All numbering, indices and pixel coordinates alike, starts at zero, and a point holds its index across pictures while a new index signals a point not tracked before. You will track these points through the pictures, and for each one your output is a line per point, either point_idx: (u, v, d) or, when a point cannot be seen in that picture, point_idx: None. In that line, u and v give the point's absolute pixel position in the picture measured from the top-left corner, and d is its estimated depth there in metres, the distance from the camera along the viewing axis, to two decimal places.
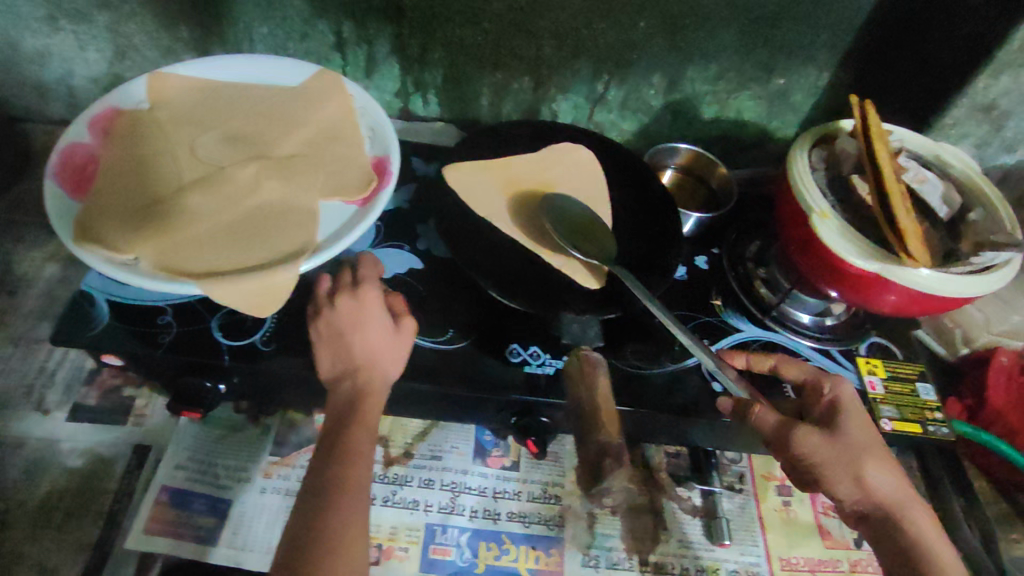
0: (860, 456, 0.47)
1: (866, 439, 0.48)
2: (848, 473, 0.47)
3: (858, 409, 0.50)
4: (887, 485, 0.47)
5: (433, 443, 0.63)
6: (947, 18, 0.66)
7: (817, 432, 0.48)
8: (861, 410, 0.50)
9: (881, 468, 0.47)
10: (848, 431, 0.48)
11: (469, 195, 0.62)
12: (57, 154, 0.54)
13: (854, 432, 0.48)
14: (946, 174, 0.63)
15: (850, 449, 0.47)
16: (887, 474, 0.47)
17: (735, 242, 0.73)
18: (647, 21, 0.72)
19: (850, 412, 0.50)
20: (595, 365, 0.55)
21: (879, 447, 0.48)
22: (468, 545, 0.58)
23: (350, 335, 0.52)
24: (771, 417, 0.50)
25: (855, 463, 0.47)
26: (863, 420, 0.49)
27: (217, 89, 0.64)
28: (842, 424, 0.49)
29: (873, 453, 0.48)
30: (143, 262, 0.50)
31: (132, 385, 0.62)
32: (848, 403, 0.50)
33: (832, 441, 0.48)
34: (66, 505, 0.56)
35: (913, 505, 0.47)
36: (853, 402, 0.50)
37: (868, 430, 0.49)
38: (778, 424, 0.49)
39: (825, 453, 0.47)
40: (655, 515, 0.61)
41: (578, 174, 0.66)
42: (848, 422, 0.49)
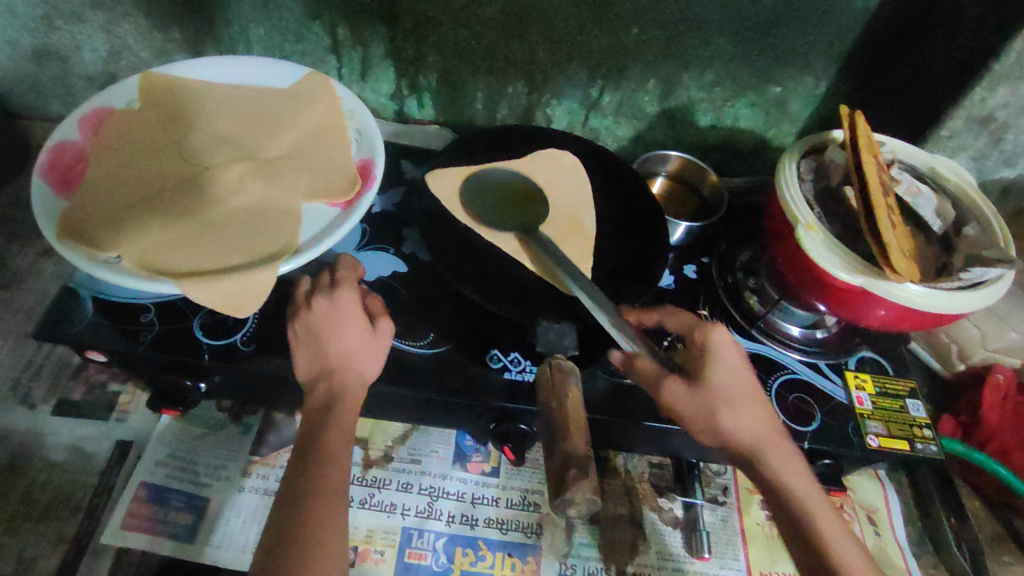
0: (717, 405, 0.48)
1: (723, 386, 0.49)
2: (707, 421, 0.48)
3: (727, 355, 0.50)
4: (747, 431, 0.48)
5: (412, 447, 0.62)
6: (944, 29, 0.65)
7: (681, 382, 0.48)
8: (732, 358, 0.50)
9: (736, 413, 0.48)
10: (711, 380, 0.49)
11: (453, 202, 0.63)
12: (46, 152, 0.55)
13: (717, 382, 0.49)
14: (939, 187, 0.62)
15: (709, 396, 0.48)
16: (744, 418, 0.49)
17: (725, 251, 0.73)
18: (641, 27, 0.71)
19: (713, 359, 0.50)
20: (566, 376, 0.49)
21: (739, 390, 0.49)
22: (444, 551, 0.57)
23: (326, 337, 0.52)
24: (654, 369, 0.50)
25: (716, 413, 0.48)
26: (730, 369, 0.50)
27: (208, 91, 0.64)
28: (706, 374, 0.49)
29: (726, 400, 0.49)
30: (125, 260, 0.51)
31: (117, 381, 0.63)
32: (716, 349, 0.50)
33: (695, 391, 0.48)
34: (47, 498, 0.57)
35: (773, 446, 0.49)
36: (726, 345, 0.51)
37: (731, 376, 0.49)
38: (655, 375, 0.50)
39: (687, 403, 0.48)
40: (634, 526, 0.61)
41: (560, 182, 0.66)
42: (709, 372, 0.49)
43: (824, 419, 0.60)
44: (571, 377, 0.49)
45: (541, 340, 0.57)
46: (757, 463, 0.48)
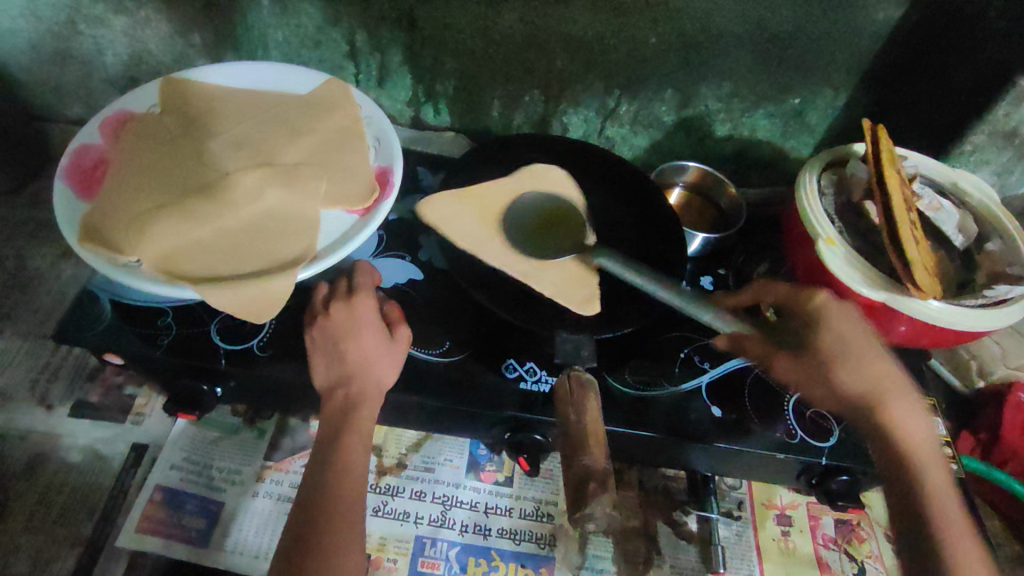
0: (831, 363, 0.49)
1: (840, 346, 0.49)
2: (819, 381, 0.50)
3: (838, 318, 0.50)
4: (862, 387, 0.49)
5: (426, 455, 0.62)
6: (969, 40, 0.64)
7: (784, 352, 0.51)
8: (840, 319, 0.50)
9: (854, 371, 0.49)
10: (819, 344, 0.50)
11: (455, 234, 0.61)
12: (68, 156, 0.56)
13: (825, 345, 0.50)
14: (961, 203, 0.61)
15: (819, 359, 0.50)
16: (860, 376, 0.49)
17: (742, 263, 0.72)
18: (660, 37, 0.71)
19: (822, 323, 0.50)
20: (587, 389, 0.48)
21: (858, 350, 0.49)
22: (457, 560, 0.57)
23: (344, 343, 0.53)
24: (757, 347, 0.52)
25: (829, 372, 0.49)
26: (842, 330, 0.50)
27: (228, 96, 0.65)
28: (816, 338, 0.50)
29: (858, 358, 0.49)
30: (145, 264, 0.51)
31: (133, 384, 0.63)
32: (824, 314, 0.51)
33: (804, 355, 0.50)
34: (63, 500, 0.57)
35: (893, 401, 0.49)
36: (832, 311, 0.50)
37: (850, 338, 0.50)
38: (765, 351, 0.51)
39: (792, 369, 0.51)
40: (649, 539, 0.60)
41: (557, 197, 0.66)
42: (818, 337, 0.50)
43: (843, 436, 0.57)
44: (591, 390, 0.48)
45: (561, 351, 0.55)
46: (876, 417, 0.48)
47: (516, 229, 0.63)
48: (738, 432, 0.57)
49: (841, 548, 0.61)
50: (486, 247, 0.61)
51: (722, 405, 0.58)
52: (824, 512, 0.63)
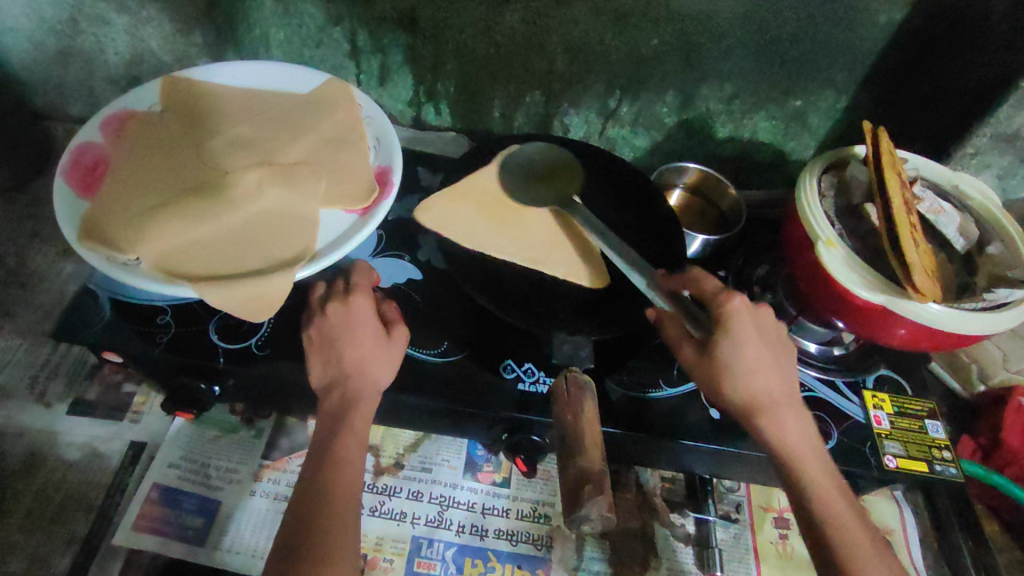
0: (723, 380, 0.47)
1: (737, 360, 0.47)
2: (709, 390, 0.49)
3: (743, 329, 0.48)
4: (755, 399, 0.48)
5: (424, 455, 0.62)
6: (974, 43, 0.64)
7: (691, 350, 0.49)
8: (746, 330, 0.48)
9: (746, 388, 0.48)
10: (718, 358, 0.47)
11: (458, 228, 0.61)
12: (69, 154, 0.56)
13: (725, 356, 0.47)
14: (963, 205, 0.61)
15: (713, 374, 0.48)
16: (757, 393, 0.48)
17: (742, 266, 0.73)
18: (661, 38, 0.71)
19: (729, 332, 0.47)
20: (583, 390, 0.49)
21: (756, 362, 0.48)
22: (454, 561, 0.57)
23: (341, 343, 0.52)
24: (676, 331, 0.50)
25: (721, 385, 0.48)
26: (745, 343, 0.47)
27: (230, 95, 0.65)
28: (716, 350, 0.47)
29: (751, 370, 0.48)
30: (144, 262, 0.51)
31: (132, 382, 0.63)
32: (731, 322, 0.48)
33: (705, 366, 0.48)
34: (60, 498, 0.57)
35: (777, 416, 0.48)
36: (739, 316, 0.48)
37: (748, 351, 0.48)
38: (677, 337, 0.50)
39: (693, 370, 0.49)
40: (646, 541, 0.60)
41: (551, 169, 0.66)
42: (721, 347, 0.47)
43: (840, 438, 0.59)
44: (587, 393, 0.49)
45: (558, 352, 0.56)
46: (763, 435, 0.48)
47: (510, 211, 0.63)
48: (736, 433, 0.56)
49: None
50: (494, 243, 0.61)
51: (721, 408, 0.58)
52: None
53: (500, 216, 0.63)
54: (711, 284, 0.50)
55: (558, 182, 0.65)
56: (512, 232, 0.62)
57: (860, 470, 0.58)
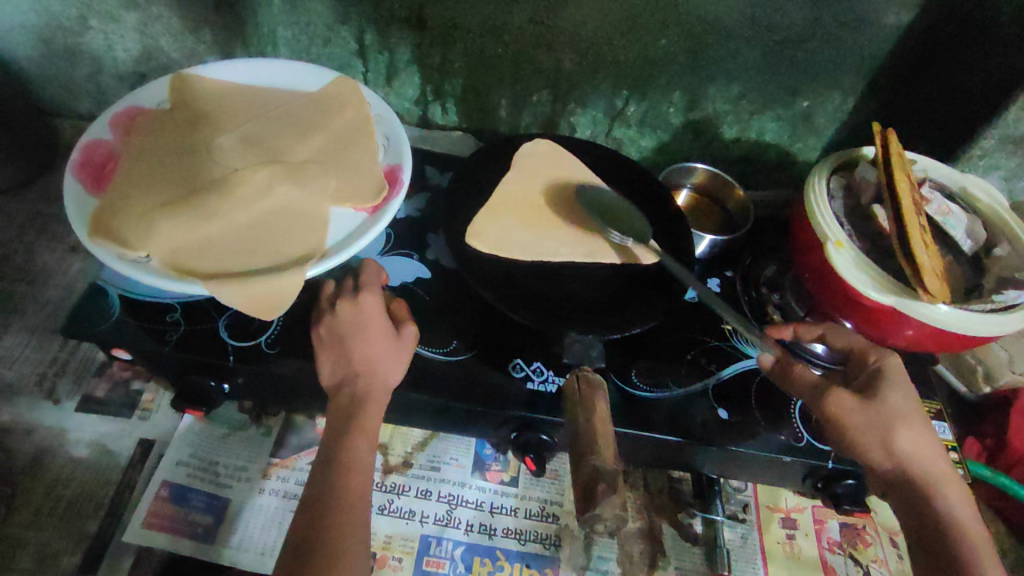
0: (895, 423, 0.48)
1: (905, 409, 0.49)
2: (878, 439, 0.48)
3: (905, 381, 0.51)
4: (917, 461, 0.48)
5: (432, 453, 0.62)
6: (980, 46, 0.64)
7: (852, 395, 0.49)
8: (908, 383, 0.51)
9: (913, 438, 0.48)
10: (887, 400, 0.49)
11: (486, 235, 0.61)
12: (79, 150, 0.56)
13: (893, 401, 0.49)
14: (970, 208, 0.62)
15: (882, 414, 0.49)
16: (919, 446, 0.48)
17: (750, 266, 0.72)
18: (669, 39, 0.71)
19: (896, 383, 0.51)
20: (595, 390, 0.49)
21: (919, 419, 0.49)
22: (462, 560, 0.57)
23: (351, 341, 0.52)
24: (814, 378, 0.51)
25: (892, 431, 0.48)
26: (908, 394, 0.50)
27: (239, 92, 0.65)
28: (885, 393, 0.50)
29: (912, 426, 0.49)
30: (154, 259, 0.51)
31: (140, 379, 0.63)
32: (895, 374, 0.51)
33: (869, 406, 0.49)
34: (70, 495, 0.57)
35: (940, 479, 0.48)
36: (898, 371, 0.52)
37: (909, 404, 0.50)
38: (818, 385, 0.51)
39: (856, 418, 0.49)
40: (654, 540, 0.60)
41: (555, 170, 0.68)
42: (889, 393, 0.49)
43: None
44: (599, 393, 0.49)
45: (569, 351, 0.58)
46: (925, 491, 0.47)
47: (542, 212, 0.64)
48: (743, 433, 0.57)
49: (845, 552, 0.61)
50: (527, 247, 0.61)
51: (728, 408, 0.58)
52: (830, 516, 0.63)
53: (521, 215, 0.64)
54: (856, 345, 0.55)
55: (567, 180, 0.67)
56: (558, 233, 0.63)
57: None
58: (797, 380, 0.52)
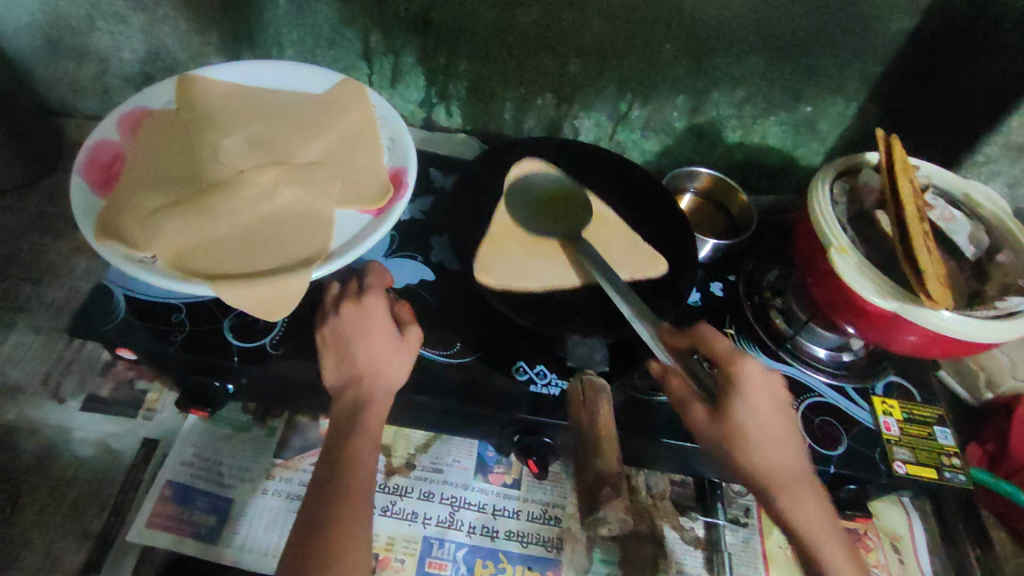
0: (740, 442, 0.46)
1: (744, 423, 0.46)
2: (718, 454, 0.47)
3: (753, 392, 0.47)
4: (766, 470, 0.46)
5: (435, 455, 0.62)
6: (984, 52, 0.64)
7: (703, 410, 0.48)
8: (756, 393, 0.47)
9: (755, 452, 0.46)
10: (729, 416, 0.47)
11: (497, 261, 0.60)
12: (85, 151, 0.56)
13: (732, 418, 0.47)
14: (974, 214, 0.62)
15: (727, 433, 0.46)
16: (766, 458, 0.46)
17: (753, 270, 0.73)
18: (673, 43, 0.71)
19: (741, 393, 0.47)
20: (599, 394, 0.49)
21: (772, 431, 0.47)
22: (465, 561, 0.57)
23: (356, 342, 0.53)
24: (684, 391, 0.50)
25: (727, 449, 0.46)
26: (754, 404, 0.47)
27: (245, 94, 0.65)
28: (727, 408, 0.47)
29: (755, 439, 0.46)
30: (159, 260, 0.51)
31: (145, 379, 0.63)
32: (745, 384, 0.47)
33: (714, 423, 0.47)
34: (74, 494, 0.57)
35: (785, 485, 0.46)
36: (746, 381, 0.47)
37: (757, 415, 0.47)
38: (685, 397, 0.49)
39: (706, 435, 0.48)
40: (656, 544, 0.60)
41: (554, 196, 0.67)
42: (727, 408, 0.47)
43: (851, 444, 0.59)
44: (603, 395, 0.49)
45: (573, 354, 0.58)
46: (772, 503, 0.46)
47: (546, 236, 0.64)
48: None
49: None
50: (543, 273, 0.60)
51: None
52: None
53: (525, 241, 0.62)
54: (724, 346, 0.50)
55: (567, 204, 0.67)
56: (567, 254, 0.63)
57: (869, 476, 0.58)
58: (672, 388, 0.51)
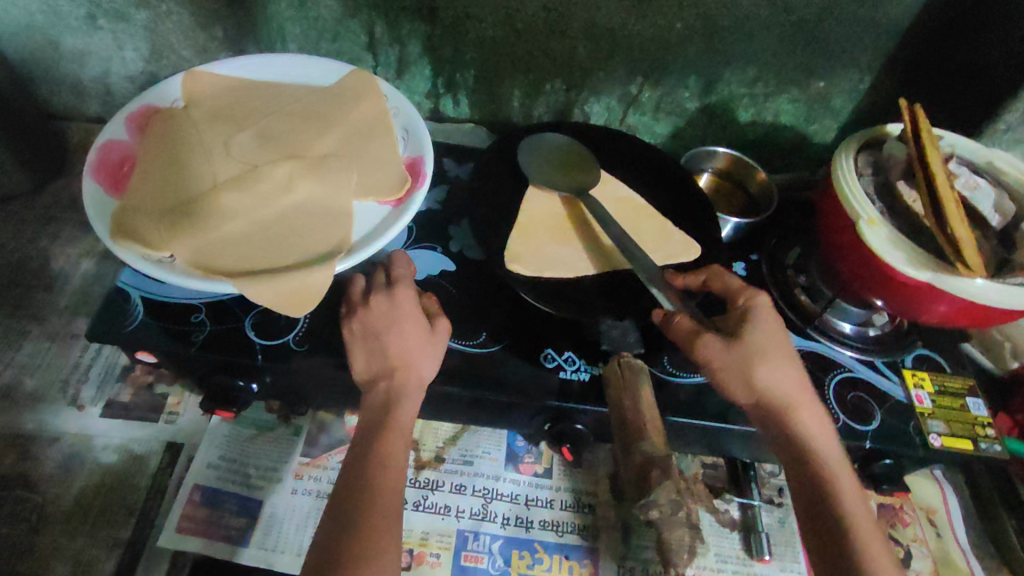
0: (757, 361, 0.47)
1: (763, 346, 0.48)
2: (740, 376, 0.47)
3: (767, 321, 0.50)
4: (781, 393, 0.47)
5: (464, 448, 0.62)
6: (1000, 17, 0.64)
7: (720, 338, 0.48)
8: (770, 320, 0.50)
9: (773, 372, 0.48)
10: (751, 340, 0.48)
11: (528, 256, 0.58)
12: (95, 151, 0.55)
13: (753, 340, 0.48)
14: (998, 182, 0.61)
15: (745, 352, 0.48)
16: (779, 378, 0.48)
17: (774, 248, 0.72)
18: (684, 22, 0.70)
19: (756, 322, 0.49)
20: (637, 375, 0.49)
21: (785, 356, 0.49)
22: (501, 554, 0.56)
23: (385, 334, 0.51)
24: (692, 325, 0.49)
25: (751, 367, 0.47)
26: (770, 330, 0.49)
27: (254, 88, 0.64)
28: (745, 333, 0.49)
29: (767, 359, 0.48)
30: (178, 259, 0.50)
31: (165, 383, 0.62)
32: (758, 313, 0.50)
33: (734, 346, 0.48)
34: (100, 500, 0.56)
35: (801, 407, 0.48)
36: (765, 310, 0.50)
37: (770, 339, 0.49)
38: (694, 331, 0.48)
39: (722, 357, 0.47)
40: (692, 528, 0.59)
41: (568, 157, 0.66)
42: (749, 332, 0.49)
43: (885, 418, 0.59)
44: (640, 376, 0.49)
45: None
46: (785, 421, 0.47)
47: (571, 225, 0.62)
48: None
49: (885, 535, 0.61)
50: (571, 264, 0.58)
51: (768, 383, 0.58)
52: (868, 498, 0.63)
53: (554, 230, 0.61)
54: (734, 284, 0.53)
55: (579, 170, 0.65)
56: (592, 242, 0.60)
57: (905, 449, 0.57)
58: (676, 329, 0.49)
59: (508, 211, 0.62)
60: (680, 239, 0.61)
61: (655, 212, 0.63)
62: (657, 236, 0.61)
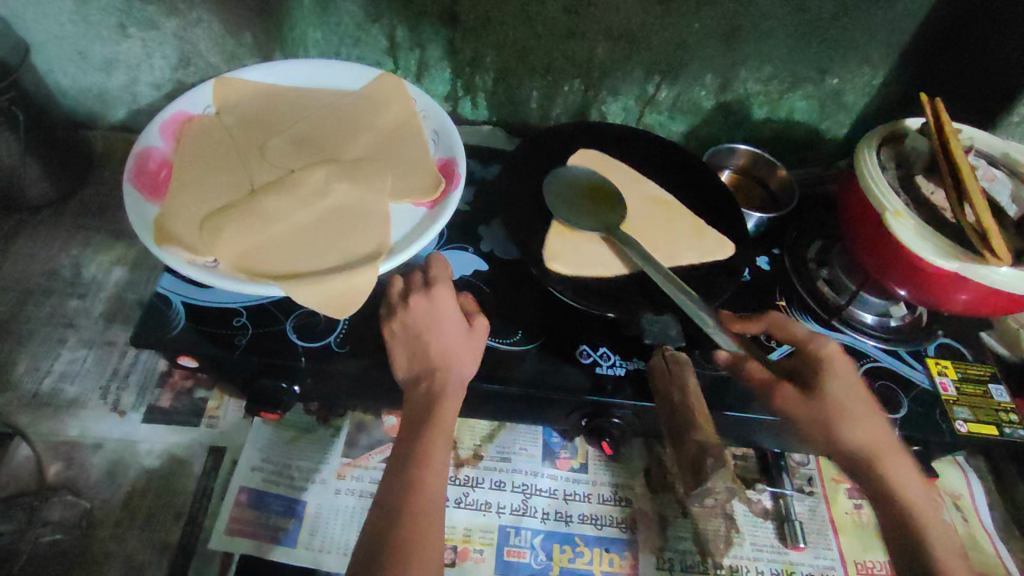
0: (836, 417, 0.50)
1: (842, 399, 0.50)
2: (820, 431, 0.50)
3: (844, 370, 0.51)
4: (866, 443, 0.50)
5: (501, 445, 0.62)
6: (1012, 12, 0.66)
7: (795, 392, 0.51)
8: (847, 370, 0.51)
9: (856, 426, 0.50)
10: (827, 394, 0.50)
11: (568, 255, 0.59)
12: (133, 157, 0.55)
13: (831, 396, 0.50)
14: (1015, 172, 0.63)
15: (822, 409, 0.50)
16: (859, 431, 0.50)
17: (795, 243, 0.73)
18: (703, 22, 0.72)
19: (831, 373, 0.51)
20: (682, 368, 0.55)
21: (863, 406, 0.51)
22: (542, 547, 0.57)
23: (428, 334, 0.52)
24: (765, 376, 0.53)
25: (830, 422, 0.50)
26: (846, 381, 0.51)
27: (283, 94, 0.64)
28: (822, 385, 0.51)
29: (849, 413, 0.50)
30: (222, 264, 0.51)
31: (203, 388, 0.63)
32: (833, 364, 0.51)
33: (813, 401, 0.50)
34: (147, 504, 0.56)
35: (887, 457, 0.50)
36: (838, 360, 0.52)
37: (847, 391, 0.51)
38: (767, 382, 0.52)
39: (801, 412, 0.50)
40: (727, 518, 0.61)
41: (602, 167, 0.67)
42: (826, 386, 0.50)
43: (913, 406, 0.60)
44: (686, 368, 0.55)
45: (648, 333, 0.56)
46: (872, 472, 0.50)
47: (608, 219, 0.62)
48: None
49: None
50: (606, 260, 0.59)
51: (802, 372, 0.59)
52: None
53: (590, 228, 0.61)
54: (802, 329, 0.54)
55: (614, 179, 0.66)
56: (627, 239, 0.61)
57: (932, 435, 0.59)
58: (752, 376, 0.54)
59: (540, 210, 0.63)
60: (710, 238, 0.62)
61: (684, 211, 0.64)
62: (689, 235, 0.62)
